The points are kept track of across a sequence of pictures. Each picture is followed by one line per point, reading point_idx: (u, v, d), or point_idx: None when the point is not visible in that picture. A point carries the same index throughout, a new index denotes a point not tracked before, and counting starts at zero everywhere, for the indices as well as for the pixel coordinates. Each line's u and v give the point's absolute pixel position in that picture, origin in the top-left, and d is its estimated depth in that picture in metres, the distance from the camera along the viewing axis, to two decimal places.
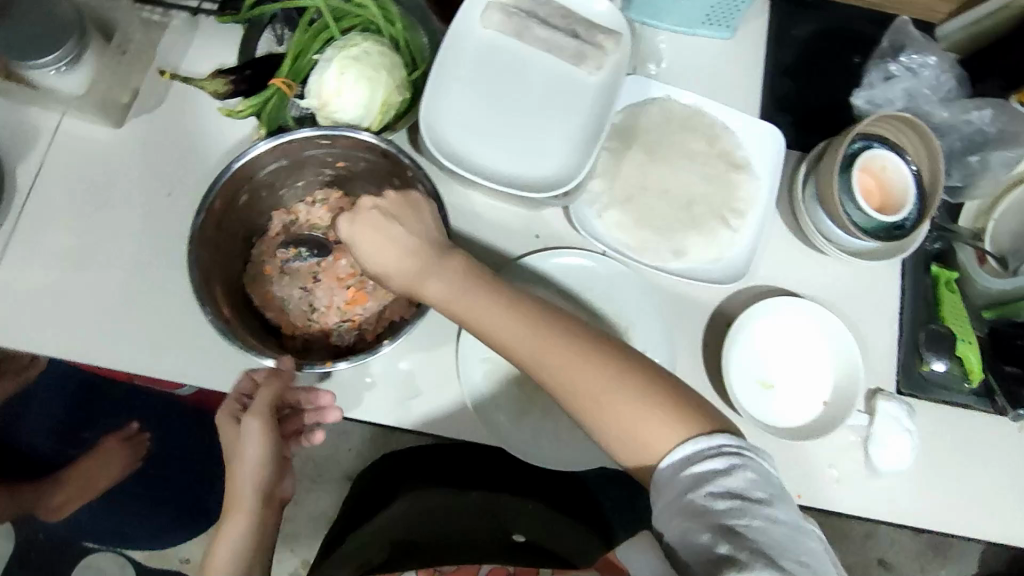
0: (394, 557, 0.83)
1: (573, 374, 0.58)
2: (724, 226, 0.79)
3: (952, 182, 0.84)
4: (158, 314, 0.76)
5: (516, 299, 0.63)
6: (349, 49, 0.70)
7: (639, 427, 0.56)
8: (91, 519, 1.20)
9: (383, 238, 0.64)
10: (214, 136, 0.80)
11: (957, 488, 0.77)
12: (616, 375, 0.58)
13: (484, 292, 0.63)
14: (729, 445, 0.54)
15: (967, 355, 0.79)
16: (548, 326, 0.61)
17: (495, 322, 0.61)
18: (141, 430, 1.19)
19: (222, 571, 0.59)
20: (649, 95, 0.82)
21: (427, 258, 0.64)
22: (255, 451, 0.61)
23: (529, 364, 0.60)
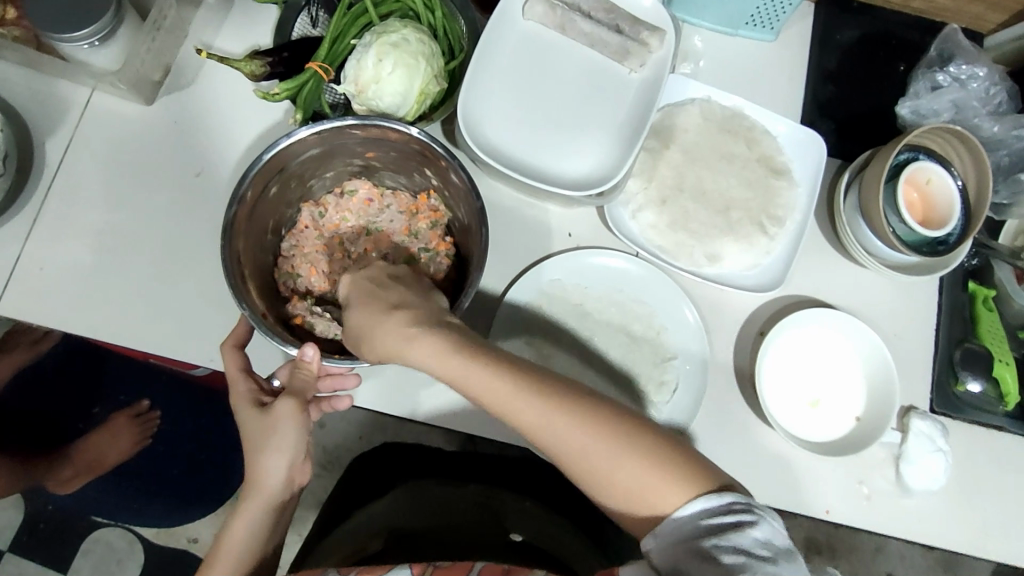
0: (387, 545, 0.80)
1: (578, 438, 0.53)
2: (762, 233, 0.78)
3: (999, 198, 0.82)
4: (184, 296, 0.75)
5: (511, 359, 0.56)
6: (388, 35, 0.68)
7: (647, 488, 0.52)
8: (99, 494, 1.19)
9: (378, 295, 0.59)
10: (245, 118, 0.79)
11: (990, 510, 0.75)
12: (627, 433, 0.53)
13: (471, 350, 0.55)
14: (739, 501, 0.50)
15: (1004, 376, 0.78)
16: (547, 384, 0.55)
17: (484, 388, 0.55)
18: (151, 408, 1.17)
19: (235, 549, 0.59)
20: (687, 96, 0.80)
21: (415, 313, 0.57)
22: (288, 432, 0.60)
23: (530, 423, 0.54)
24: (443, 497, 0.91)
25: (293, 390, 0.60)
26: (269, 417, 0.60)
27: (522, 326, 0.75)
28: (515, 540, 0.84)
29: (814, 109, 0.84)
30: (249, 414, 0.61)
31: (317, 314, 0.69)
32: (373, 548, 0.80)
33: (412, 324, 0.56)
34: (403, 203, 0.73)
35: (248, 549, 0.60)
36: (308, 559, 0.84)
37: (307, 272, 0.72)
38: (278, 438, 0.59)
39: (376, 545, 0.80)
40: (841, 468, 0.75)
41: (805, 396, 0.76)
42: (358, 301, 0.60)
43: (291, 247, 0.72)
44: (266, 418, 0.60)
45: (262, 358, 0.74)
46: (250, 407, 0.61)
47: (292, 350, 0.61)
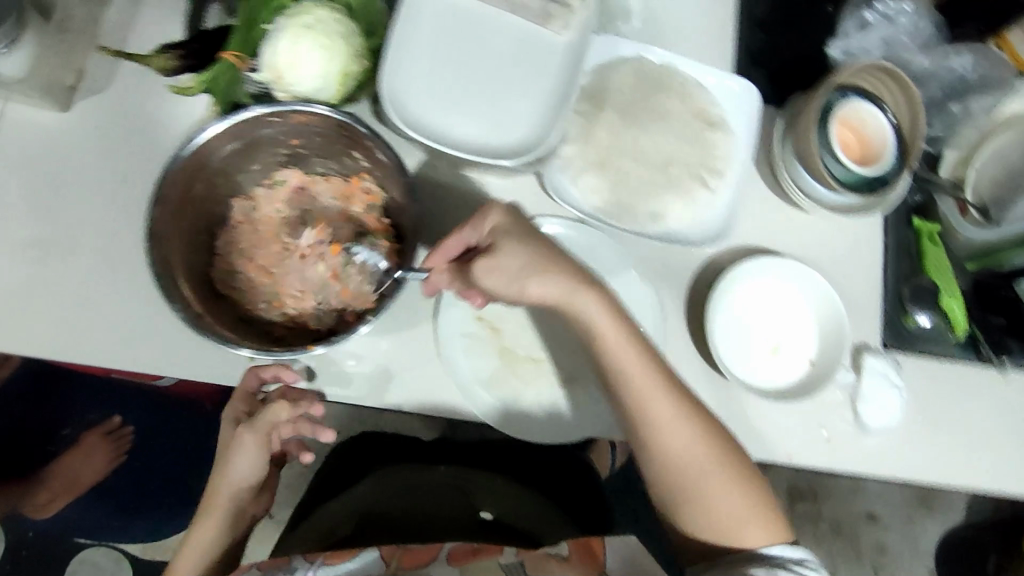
0: (357, 532, 0.81)
1: (692, 448, 0.65)
2: (702, 187, 0.77)
3: (934, 131, 0.83)
4: (121, 305, 0.73)
5: (663, 364, 0.66)
6: (301, 18, 0.67)
7: (731, 521, 0.66)
8: (78, 516, 1.14)
9: (530, 239, 0.63)
10: (169, 116, 0.77)
11: (946, 440, 0.76)
12: (736, 464, 0.66)
13: (641, 351, 0.65)
14: (805, 557, 0.66)
15: (951, 307, 0.79)
16: (690, 400, 0.66)
17: (636, 380, 0.64)
18: (123, 424, 1.16)
19: (195, 556, 0.70)
20: (619, 55, 0.79)
21: (581, 276, 0.64)
22: (242, 461, 0.68)
23: (664, 427, 0.65)
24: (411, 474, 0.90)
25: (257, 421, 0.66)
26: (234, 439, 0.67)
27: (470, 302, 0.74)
28: (484, 520, 0.84)
29: (747, 59, 0.84)
30: (227, 430, 0.69)
31: (348, 254, 0.70)
32: (343, 535, 0.81)
33: (575, 286, 0.63)
34: (336, 188, 0.72)
35: (205, 560, 0.71)
36: (284, 543, 0.84)
37: (246, 268, 0.70)
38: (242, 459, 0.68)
39: (347, 531, 0.81)
40: (799, 414, 0.75)
41: (761, 344, 0.76)
42: (517, 241, 0.62)
43: (226, 245, 0.70)
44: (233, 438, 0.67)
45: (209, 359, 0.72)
46: (229, 425, 0.69)
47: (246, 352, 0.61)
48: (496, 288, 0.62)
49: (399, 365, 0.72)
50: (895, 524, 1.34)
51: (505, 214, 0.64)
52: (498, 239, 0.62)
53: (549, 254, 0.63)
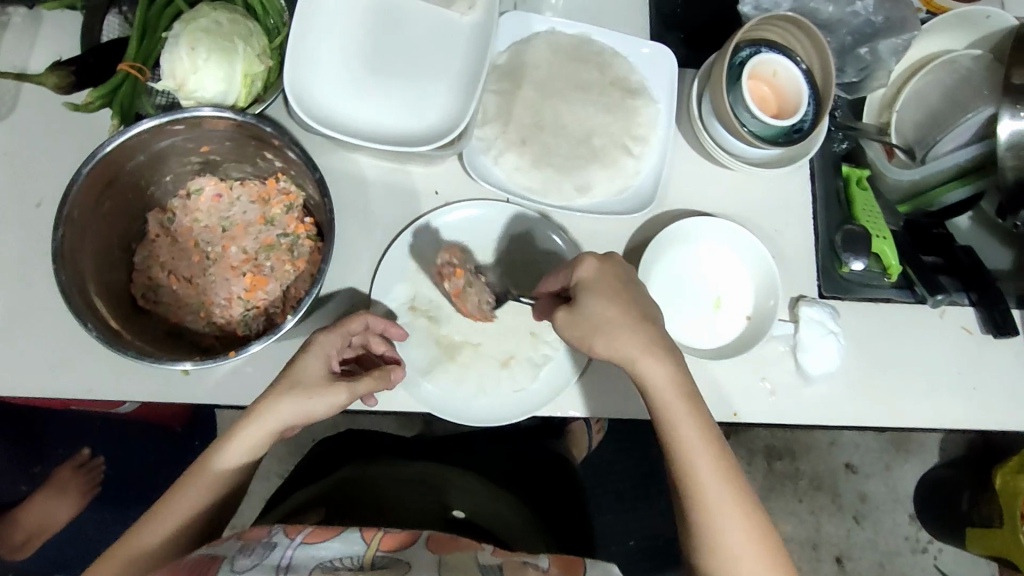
0: (328, 518, 0.77)
1: (737, 529, 0.58)
2: (626, 154, 0.77)
3: (849, 78, 0.83)
4: (48, 331, 0.71)
5: (716, 425, 0.62)
6: (195, 22, 0.66)
7: None
8: (57, 552, 1.14)
9: (621, 302, 0.62)
10: (77, 135, 0.75)
11: (889, 380, 0.77)
12: (777, 558, 0.58)
13: (700, 414, 0.61)
14: None
15: (883, 250, 0.79)
16: (741, 476, 0.60)
17: (685, 440, 0.60)
18: (93, 454, 1.16)
19: (183, 507, 0.63)
20: (532, 31, 0.79)
21: (657, 336, 0.62)
22: (320, 399, 0.62)
23: (708, 497, 0.58)
24: (387, 470, 0.87)
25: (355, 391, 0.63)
26: (318, 396, 0.62)
27: (404, 292, 0.73)
28: (455, 518, 0.82)
29: (661, 22, 0.84)
30: (313, 364, 0.63)
31: (472, 275, 0.71)
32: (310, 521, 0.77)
33: (650, 344, 0.61)
34: (253, 191, 0.71)
35: (188, 520, 0.63)
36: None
37: (168, 282, 0.69)
38: (302, 409, 0.62)
39: (316, 518, 0.77)
40: (740, 370, 0.75)
41: (703, 296, 0.77)
42: (602, 300, 0.62)
43: (145, 259, 0.69)
44: (311, 390, 0.62)
45: (142, 378, 0.71)
46: (317, 359, 0.63)
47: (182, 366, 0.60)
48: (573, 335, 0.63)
49: None
50: (873, 472, 1.36)
51: (596, 267, 0.64)
52: (580, 294, 0.63)
53: (632, 314, 0.62)
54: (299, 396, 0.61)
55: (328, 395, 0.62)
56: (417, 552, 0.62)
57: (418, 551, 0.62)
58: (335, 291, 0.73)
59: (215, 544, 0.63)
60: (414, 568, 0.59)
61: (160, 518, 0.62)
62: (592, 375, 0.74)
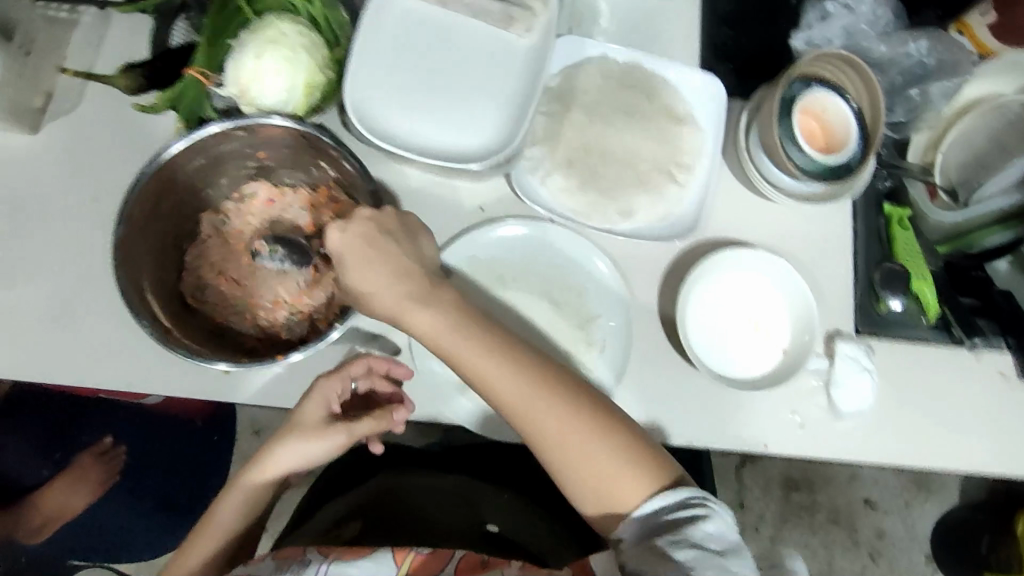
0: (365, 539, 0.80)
1: (567, 428, 0.58)
2: (671, 181, 0.78)
3: (896, 118, 0.84)
4: (96, 323, 0.73)
5: (506, 338, 0.61)
6: (264, 32, 0.68)
7: (615, 490, 0.58)
8: (72, 536, 1.14)
9: (371, 259, 0.60)
10: (136, 133, 0.77)
11: (922, 420, 0.77)
12: (613, 436, 0.59)
13: (482, 338, 0.61)
14: (695, 497, 0.57)
15: (922, 291, 0.79)
16: (548, 374, 0.60)
17: (474, 361, 0.60)
18: (116, 444, 1.17)
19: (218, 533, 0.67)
20: (585, 55, 0.80)
21: (417, 280, 0.61)
22: (320, 444, 0.66)
23: (519, 413, 0.59)
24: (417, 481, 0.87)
25: (352, 432, 0.66)
26: (315, 441, 0.66)
27: None
28: (489, 534, 0.84)
29: (712, 53, 0.85)
30: (312, 410, 0.67)
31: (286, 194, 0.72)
32: (349, 536, 0.81)
33: (411, 297, 0.60)
34: (304, 199, 0.72)
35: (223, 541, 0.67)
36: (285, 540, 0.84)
37: (215, 282, 0.70)
38: (309, 451, 0.66)
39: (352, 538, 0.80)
40: (773, 401, 0.75)
41: (745, 326, 0.77)
42: (360, 267, 0.61)
43: (196, 258, 0.70)
44: (309, 435, 0.66)
45: (183, 374, 0.72)
46: (316, 406, 0.67)
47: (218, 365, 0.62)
48: (378, 309, 0.62)
49: None
50: (893, 510, 1.34)
51: (368, 222, 0.62)
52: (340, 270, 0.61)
53: (388, 250, 0.61)
54: (303, 442, 0.66)
55: (327, 439, 0.66)
56: None
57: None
58: None
59: (252, 566, 0.68)
60: None
61: (195, 551, 0.66)
62: (625, 397, 0.74)
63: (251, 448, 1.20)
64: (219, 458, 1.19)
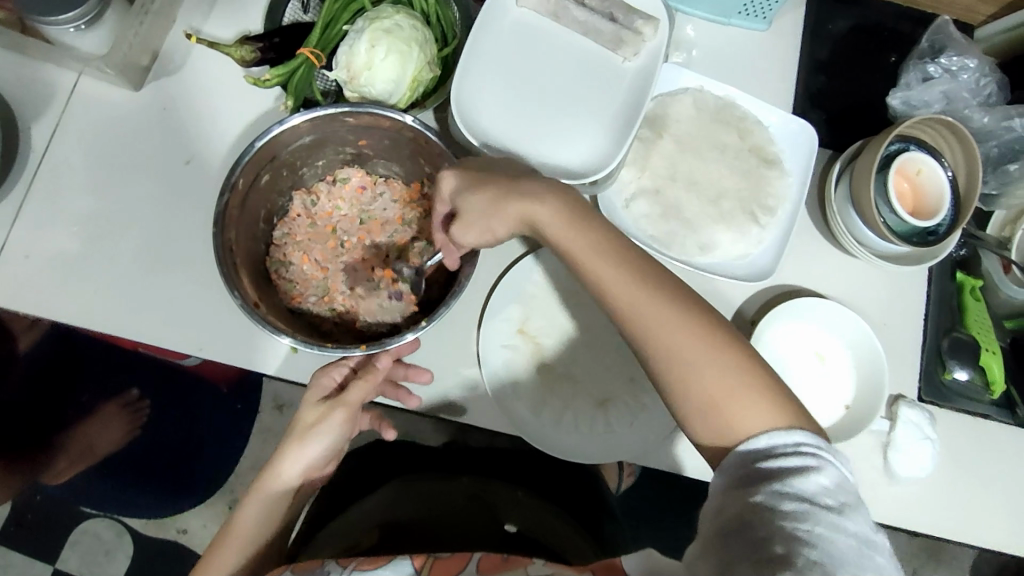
0: (384, 540, 0.78)
1: (673, 338, 0.54)
2: (753, 222, 0.78)
3: (987, 189, 0.83)
4: (174, 284, 0.74)
5: (624, 241, 0.58)
6: (380, 21, 0.68)
7: (724, 408, 0.52)
8: (92, 485, 1.13)
9: (480, 179, 0.61)
10: (234, 105, 0.78)
11: (978, 497, 0.77)
12: (724, 354, 0.54)
13: (599, 236, 0.58)
14: (806, 442, 0.49)
15: (990, 364, 0.78)
16: (662, 282, 0.56)
17: (586, 254, 0.57)
18: (141, 397, 1.16)
19: (243, 534, 0.65)
20: (680, 85, 0.80)
21: (535, 183, 0.60)
22: (321, 426, 0.64)
23: (631, 316, 0.56)
24: (435, 486, 0.89)
25: (348, 402, 0.64)
26: (319, 425, 0.64)
27: (515, 312, 0.75)
28: (508, 532, 0.82)
29: (806, 100, 0.85)
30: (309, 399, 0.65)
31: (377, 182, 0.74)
32: (367, 544, 0.78)
33: (534, 191, 0.59)
34: (397, 192, 0.74)
35: (251, 540, 0.65)
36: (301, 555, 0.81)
37: (299, 261, 0.72)
38: (322, 441, 0.65)
39: (373, 540, 0.78)
40: None
41: (807, 367, 0.77)
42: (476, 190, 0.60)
43: (283, 235, 0.72)
44: (311, 424, 0.64)
45: (252, 347, 0.73)
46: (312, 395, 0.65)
47: (287, 340, 0.62)
48: (504, 220, 0.59)
49: (440, 367, 0.73)
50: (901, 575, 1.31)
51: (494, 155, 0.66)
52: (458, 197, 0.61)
53: (495, 174, 0.62)
54: (306, 432, 0.64)
55: (325, 419, 0.64)
56: None
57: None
58: None
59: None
60: None
61: (222, 556, 0.64)
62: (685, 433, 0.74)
63: (270, 420, 1.16)
64: (237, 428, 1.16)
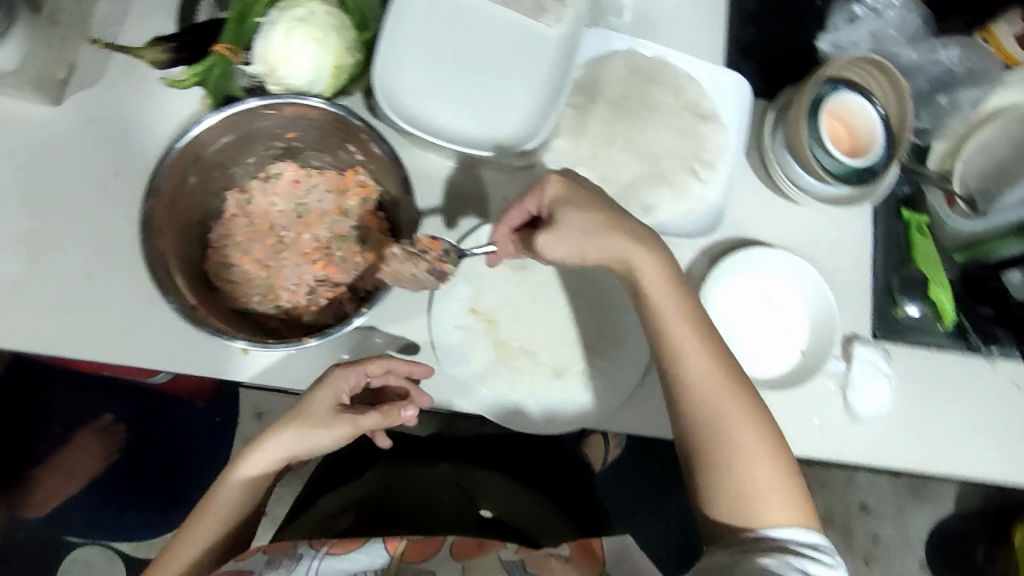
0: (359, 526, 0.78)
1: (732, 417, 0.61)
2: (694, 178, 0.78)
3: (922, 124, 0.84)
4: (116, 298, 0.73)
5: (710, 323, 0.65)
6: (293, 11, 0.67)
7: (758, 496, 0.59)
8: (72, 512, 1.05)
9: (589, 203, 0.63)
10: (160, 110, 0.76)
11: (938, 428, 0.78)
12: (767, 447, 0.61)
13: (692, 312, 0.64)
14: (818, 543, 0.59)
15: (939, 296, 0.80)
16: (733, 368, 0.63)
17: (675, 321, 0.63)
18: (114, 421, 1.11)
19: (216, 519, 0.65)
20: (610, 48, 0.79)
21: (643, 238, 0.64)
22: (323, 433, 0.64)
23: (699, 386, 0.62)
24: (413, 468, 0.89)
25: (360, 424, 0.63)
26: (322, 431, 0.64)
27: (464, 292, 0.74)
28: (483, 517, 0.83)
29: (738, 53, 0.85)
30: (322, 401, 0.64)
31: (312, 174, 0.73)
32: (342, 527, 0.78)
33: (642, 248, 0.63)
34: (330, 181, 0.72)
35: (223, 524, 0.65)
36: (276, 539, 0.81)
37: (240, 261, 0.71)
38: (310, 443, 0.64)
39: (347, 525, 0.79)
40: (792, 404, 0.76)
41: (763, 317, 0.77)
42: (578, 209, 0.62)
43: (221, 237, 0.71)
44: (315, 424, 0.64)
45: (202, 354, 0.72)
46: (328, 399, 0.64)
47: (239, 344, 0.61)
48: (600, 253, 0.63)
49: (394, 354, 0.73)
50: (887, 515, 1.34)
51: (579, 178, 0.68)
52: (555, 211, 0.63)
53: (603, 203, 0.64)
54: (308, 427, 0.64)
55: (333, 430, 0.63)
56: (440, 564, 0.64)
57: (442, 560, 0.65)
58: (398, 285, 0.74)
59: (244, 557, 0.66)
60: None
61: (196, 533, 0.65)
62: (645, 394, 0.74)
63: None
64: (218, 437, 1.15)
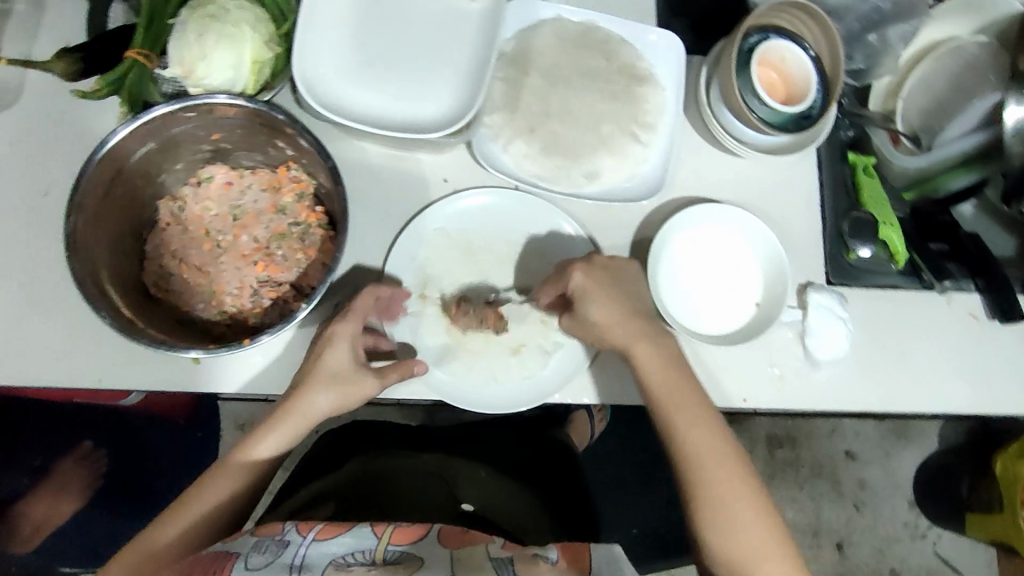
0: (338, 514, 0.76)
1: (720, 481, 0.62)
2: (634, 141, 0.77)
3: (856, 65, 0.83)
4: (57, 320, 0.71)
5: (702, 393, 0.66)
6: (203, 9, 0.65)
7: (749, 562, 0.60)
8: (72, 535, 1.01)
9: (606, 290, 0.67)
10: (84, 124, 0.74)
11: (899, 366, 0.78)
12: (758, 513, 0.62)
13: (684, 381, 0.66)
14: None
15: (889, 236, 0.79)
16: (726, 438, 0.64)
17: (663, 391, 0.65)
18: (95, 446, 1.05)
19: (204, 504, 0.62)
20: (538, 18, 0.78)
21: (637, 319, 0.66)
22: (356, 384, 0.64)
23: (686, 454, 0.63)
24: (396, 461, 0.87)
25: (383, 377, 0.65)
26: (348, 385, 0.64)
27: (412, 278, 0.73)
28: (464, 509, 0.81)
29: (668, 11, 0.84)
30: (342, 354, 0.64)
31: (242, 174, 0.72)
32: (320, 515, 0.76)
33: (639, 333, 0.66)
34: (264, 180, 0.71)
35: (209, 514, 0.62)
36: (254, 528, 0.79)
37: (179, 270, 0.70)
38: (336, 399, 0.64)
39: (327, 513, 0.76)
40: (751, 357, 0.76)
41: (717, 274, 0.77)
42: (599, 303, 0.66)
43: (157, 247, 0.69)
44: (342, 377, 0.64)
45: (150, 367, 0.71)
46: (351, 354, 0.64)
47: (189, 352, 0.60)
48: (611, 341, 0.66)
49: None
50: (872, 460, 1.35)
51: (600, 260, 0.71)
52: (578, 301, 0.66)
53: (614, 290, 0.67)
54: (334, 378, 0.64)
55: (364, 385, 0.64)
56: (428, 548, 0.62)
57: (429, 546, 0.63)
58: (344, 278, 0.73)
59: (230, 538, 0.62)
60: (424, 564, 0.59)
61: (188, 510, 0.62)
62: (604, 361, 0.74)
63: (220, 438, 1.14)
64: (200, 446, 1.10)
